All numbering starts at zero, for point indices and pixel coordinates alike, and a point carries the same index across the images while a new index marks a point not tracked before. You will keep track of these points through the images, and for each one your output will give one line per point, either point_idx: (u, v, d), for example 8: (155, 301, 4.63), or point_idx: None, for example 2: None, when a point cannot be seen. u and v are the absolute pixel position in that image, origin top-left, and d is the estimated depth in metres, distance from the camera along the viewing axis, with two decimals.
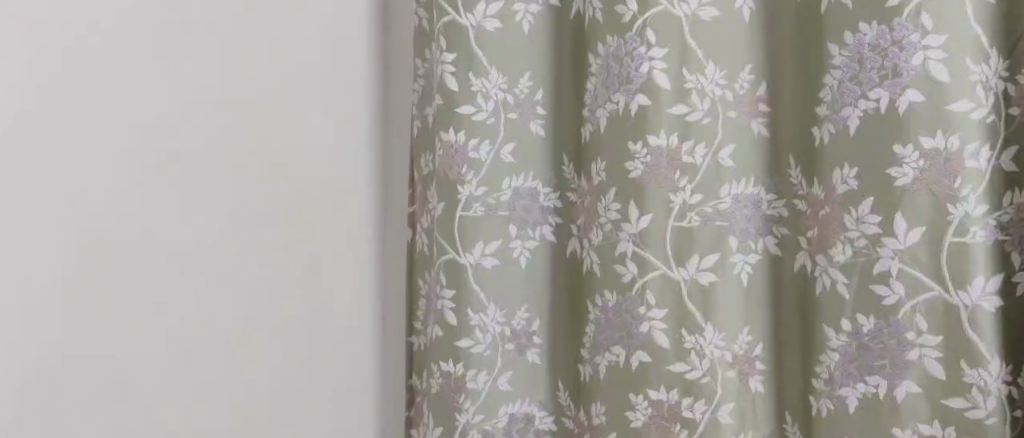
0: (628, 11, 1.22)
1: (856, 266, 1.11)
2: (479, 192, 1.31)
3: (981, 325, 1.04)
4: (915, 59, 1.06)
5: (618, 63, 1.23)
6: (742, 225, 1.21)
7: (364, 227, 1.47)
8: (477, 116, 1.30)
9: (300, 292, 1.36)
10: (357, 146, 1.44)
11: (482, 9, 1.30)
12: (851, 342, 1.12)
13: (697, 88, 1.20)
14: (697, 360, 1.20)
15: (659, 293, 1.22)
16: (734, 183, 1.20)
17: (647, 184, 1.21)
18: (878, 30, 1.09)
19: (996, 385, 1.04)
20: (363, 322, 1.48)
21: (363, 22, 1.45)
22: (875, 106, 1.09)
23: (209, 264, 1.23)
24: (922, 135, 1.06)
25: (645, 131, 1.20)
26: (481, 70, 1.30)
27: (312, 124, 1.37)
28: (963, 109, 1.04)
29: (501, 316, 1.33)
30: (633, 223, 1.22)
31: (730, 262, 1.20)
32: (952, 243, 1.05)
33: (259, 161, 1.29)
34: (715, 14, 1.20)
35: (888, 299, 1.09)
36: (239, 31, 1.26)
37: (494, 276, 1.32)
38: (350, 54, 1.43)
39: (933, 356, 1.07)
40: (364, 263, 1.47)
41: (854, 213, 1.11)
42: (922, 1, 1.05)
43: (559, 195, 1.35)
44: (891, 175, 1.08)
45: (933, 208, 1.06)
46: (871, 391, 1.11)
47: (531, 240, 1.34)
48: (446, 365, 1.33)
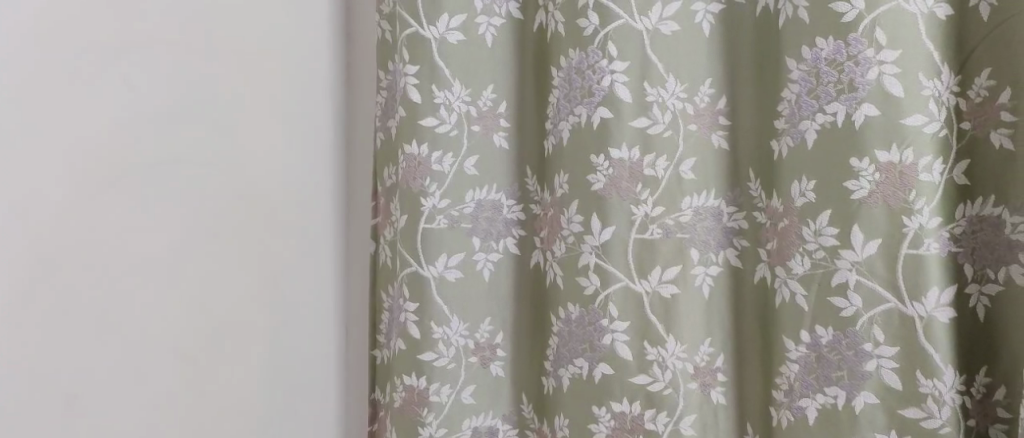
0: (589, 24, 1.22)
1: (814, 278, 1.12)
2: (441, 205, 1.31)
3: (935, 336, 1.06)
4: (870, 74, 1.07)
5: (580, 76, 1.23)
6: (702, 237, 1.21)
7: (325, 240, 1.47)
8: (439, 129, 1.30)
9: (261, 306, 1.35)
10: (318, 160, 1.44)
11: (445, 21, 1.29)
12: (810, 353, 1.13)
13: (659, 101, 1.21)
14: (658, 372, 1.21)
15: (620, 305, 1.22)
16: (693, 195, 1.21)
17: (609, 196, 1.22)
18: (834, 44, 1.09)
19: (950, 395, 1.06)
20: (323, 335, 1.48)
21: (324, 34, 1.44)
22: (831, 120, 1.10)
23: (168, 278, 1.21)
24: (877, 149, 1.07)
25: (608, 144, 1.21)
26: (443, 82, 1.30)
27: (273, 137, 1.35)
28: (917, 124, 1.06)
29: (464, 329, 1.33)
30: (595, 236, 1.23)
31: (691, 274, 1.21)
32: (907, 255, 1.07)
33: (220, 174, 1.27)
34: (675, 28, 1.20)
35: (846, 311, 1.10)
36: (200, 41, 1.24)
37: (457, 289, 1.32)
38: (309, 67, 1.42)
39: (889, 367, 1.08)
40: (324, 277, 1.47)
41: (812, 226, 1.12)
42: (876, 18, 1.07)
43: (521, 208, 1.35)
44: (848, 188, 1.09)
45: (888, 220, 1.07)
46: (830, 402, 1.12)
47: (493, 253, 1.34)
48: (409, 379, 1.32)
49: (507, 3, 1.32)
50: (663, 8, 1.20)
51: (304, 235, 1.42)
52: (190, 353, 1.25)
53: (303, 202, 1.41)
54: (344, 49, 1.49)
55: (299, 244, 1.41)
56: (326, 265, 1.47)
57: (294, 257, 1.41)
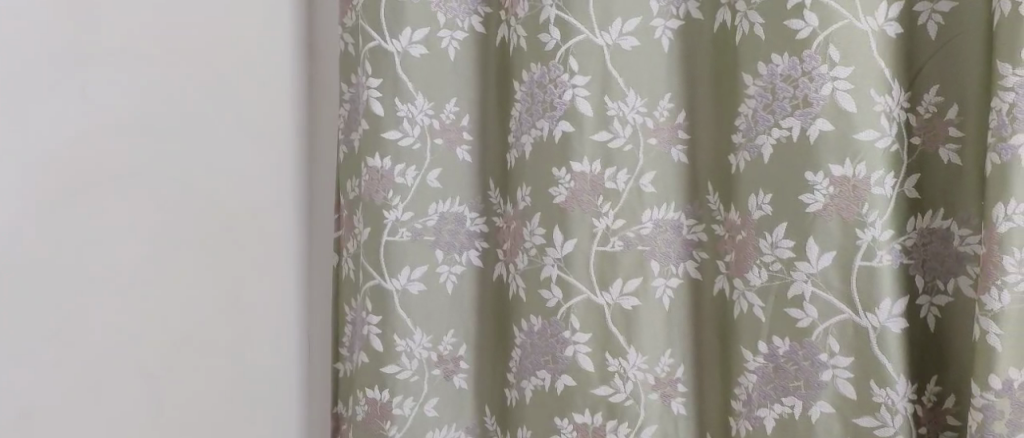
0: (550, 40, 1.23)
1: (771, 290, 1.14)
2: (404, 217, 1.31)
3: (887, 347, 1.09)
4: (824, 90, 1.09)
5: (542, 90, 1.24)
6: (662, 249, 1.23)
7: (286, 253, 1.46)
8: (402, 142, 1.30)
9: (223, 320, 1.34)
10: (280, 172, 1.43)
11: (408, 35, 1.30)
12: (767, 364, 1.15)
13: (619, 115, 1.22)
14: (620, 383, 1.22)
15: (582, 318, 1.23)
16: (655, 208, 1.23)
17: (570, 209, 1.23)
18: (789, 61, 1.12)
19: (902, 404, 1.09)
20: (285, 349, 1.47)
21: (287, 46, 1.44)
22: (787, 134, 1.12)
23: (128, 292, 1.21)
24: (831, 163, 1.09)
25: (569, 157, 1.22)
26: (407, 96, 1.30)
27: (237, 150, 1.35)
28: (869, 138, 1.08)
29: (427, 341, 1.33)
30: (556, 248, 1.23)
31: (650, 286, 1.23)
32: (860, 267, 1.09)
33: (180, 188, 1.27)
34: (635, 43, 1.22)
35: (802, 322, 1.12)
36: (161, 54, 1.23)
37: (419, 302, 1.32)
38: (271, 79, 1.41)
39: (844, 377, 1.11)
40: (286, 290, 1.46)
41: (769, 238, 1.14)
42: (829, 35, 1.09)
43: (484, 220, 1.35)
44: (803, 201, 1.11)
45: (842, 233, 1.10)
46: (787, 411, 1.14)
47: (456, 265, 1.34)
48: (372, 392, 1.33)
49: (470, 17, 1.33)
50: (623, 23, 1.22)
51: (267, 248, 1.41)
52: (150, 368, 1.24)
53: (265, 216, 1.41)
54: (307, 62, 1.48)
55: (262, 257, 1.41)
56: (288, 278, 1.47)
57: (256, 270, 1.40)
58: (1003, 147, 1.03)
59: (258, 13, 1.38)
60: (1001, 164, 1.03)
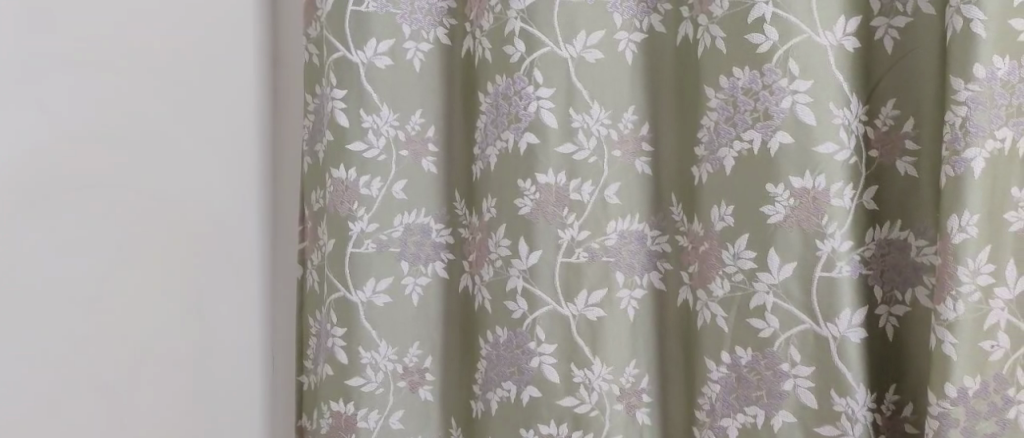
0: (515, 52, 1.23)
1: (733, 300, 1.16)
2: (370, 228, 1.31)
3: (847, 356, 1.10)
4: (784, 103, 1.11)
5: (506, 102, 1.25)
6: (627, 261, 1.24)
7: (250, 265, 1.45)
8: (367, 154, 1.30)
9: (186, 333, 1.33)
10: (242, 183, 1.42)
11: (373, 46, 1.29)
12: (729, 373, 1.17)
13: (584, 127, 1.22)
14: (585, 394, 1.23)
15: (548, 329, 1.23)
16: (619, 219, 1.24)
17: (535, 220, 1.23)
18: (750, 74, 1.13)
19: (863, 413, 1.10)
20: (249, 362, 1.46)
21: (251, 57, 1.43)
22: (748, 147, 1.13)
23: (86, 306, 1.19)
24: (791, 175, 1.11)
25: (534, 169, 1.22)
26: (372, 107, 1.30)
27: (200, 162, 1.34)
28: (828, 151, 1.10)
29: (392, 354, 1.33)
30: (522, 259, 1.24)
31: (616, 297, 1.23)
32: (821, 278, 1.10)
33: (141, 200, 1.25)
34: (600, 56, 1.22)
35: (764, 332, 1.13)
36: (122, 65, 1.22)
37: (385, 314, 1.32)
38: (235, 90, 1.40)
39: (805, 387, 1.12)
40: (249, 302, 1.45)
41: (731, 249, 1.15)
42: (789, 49, 1.10)
43: (450, 231, 1.35)
44: (764, 213, 1.12)
45: (802, 243, 1.11)
46: (749, 421, 1.15)
47: (422, 277, 1.34)
48: (336, 405, 1.32)
49: (435, 29, 1.33)
50: (588, 36, 1.22)
51: (230, 260, 1.40)
52: (110, 383, 1.22)
53: (229, 228, 1.40)
54: (271, 73, 1.47)
55: (226, 269, 1.40)
56: (251, 291, 1.45)
57: (218, 283, 1.38)
58: (956, 161, 1.05)
59: (222, 24, 1.37)
60: (954, 177, 1.05)
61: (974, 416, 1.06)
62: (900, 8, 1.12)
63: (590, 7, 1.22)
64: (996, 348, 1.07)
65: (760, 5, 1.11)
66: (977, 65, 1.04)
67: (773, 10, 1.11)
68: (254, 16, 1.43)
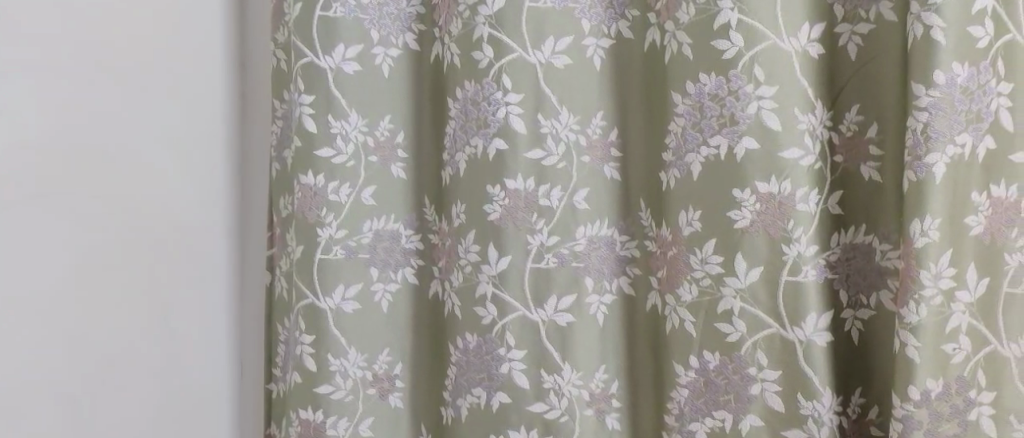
0: (483, 57, 1.23)
1: (701, 305, 1.16)
2: (338, 235, 1.30)
3: (814, 360, 1.11)
4: (750, 108, 1.11)
5: (475, 107, 1.25)
6: (596, 267, 1.24)
7: (219, 273, 1.43)
8: (336, 160, 1.29)
9: (151, 341, 1.31)
10: (211, 188, 1.40)
11: (340, 51, 1.28)
12: (698, 378, 1.17)
13: (552, 132, 1.22)
14: (555, 400, 1.23)
15: (517, 335, 1.23)
16: (588, 224, 1.24)
17: (504, 225, 1.23)
18: (715, 80, 1.14)
19: (829, 416, 1.11)
20: (218, 371, 1.44)
21: (219, 62, 1.41)
22: (715, 152, 1.14)
23: (48, 315, 1.17)
24: (757, 180, 1.11)
25: (503, 175, 1.22)
26: (340, 112, 1.29)
27: (166, 168, 1.32)
28: (793, 157, 1.11)
29: (361, 360, 1.32)
30: (491, 265, 1.23)
31: (585, 303, 1.23)
32: (786, 282, 1.11)
33: (104, 207, 1.24)
34: (568, 62, 1.22)
35: (731, 336, 1.14)
36: (83, 71, 1.20)
37: (354, 321, 1.31)
38: (203, 95, 1.38)
39: (773, 390, 1.13)
40: (217, 310, 1.43)
41: (698, 254, 1.16)
42: (754, 55, 1.11)
43: (419, 237, 1.34)
44: (730, 217, 1.13)
45: (768, 248, 1.12)
46: (718, 425, 1.16)
47: (391, 283, 1.33)
48: (305, 412, 1.31)
49: (404, 34, 1.32)
50: (555, 41, 1.22)
51: (197, 267, 1.39)
52: (72, 393, 1.20)
53: (196, 234, 1.38)
54: (238, 77, 1.46)
55: (193, 276, 1.38)
56: (220, 298, 1.44)
57: (185, 290, 1.37)
58: (917, 165, 1.06)
59: (188, 28, 1.35)
60: (917, 181, 1.06)
61: (937, 417, 1.08)
62: (864, 14, 1.13)
63: (557, 12, 1.22)
64: (959, 350, 1.08)
65: (725, 11, 1.12)
66: (936, 70, 1.05)
67: (738, 16, 1.11)
68: (222, 20, 1.41)
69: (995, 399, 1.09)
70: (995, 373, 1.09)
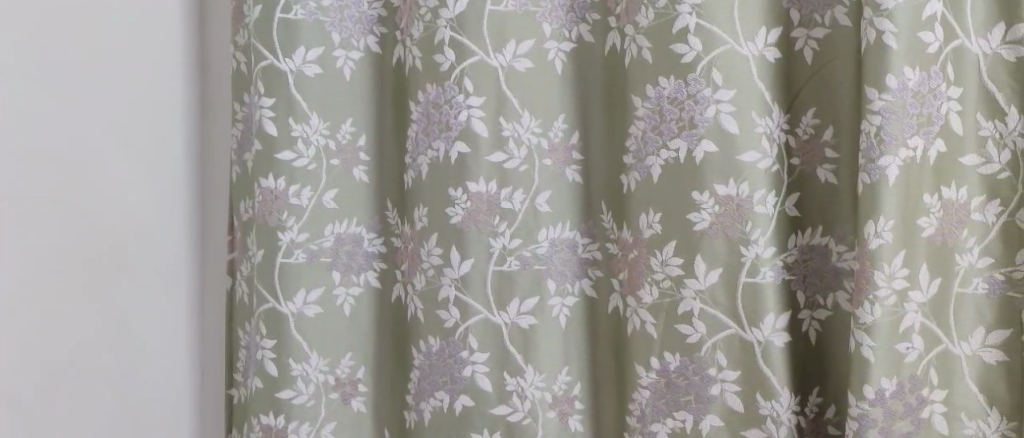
0: (445, 60, 1.23)
1: (661, 307, 1.17)
2: (299, 239, 1.29)
3: (772, 360, 1.13)
4: (708, 112, 1.13)
5: (437, 110, 1.25)
6: (559, 268, 1.24)
7: (177, 278, 1.41)
8: (296, 163, 1.28)
9: (106, 348, 1.29)
10: (170, 191, 1.39)
11: (301, 54, 1.28)
12: (659, 379, 1.18)
13: (514, 135, 1.22)
14: (518, 403, 1.23)
15: (480, 338, 1.24)
16: (550, 227, 1.24)
17: (466, 228, 1.23)
18: (675, 84, 1.15)
19: (787, 415, 1.13)
20: (177, 378, 1.42)
21: (179, 64, 1.40)
22: (674, 156, 1.15)
23: (7, 321, 1.15)
24: (715, 183, 1.13)
25: (464, 178, 1.23)
26: (301, 115, 1.28)
27: (121, 173, 1.30)
28: (751, 160, 1.12)
29: (323, 365, 1.31)
30: (453, 268, 1.24)
31: (547, 306, 1.24)
32: (745, 284, 1.13)
33: (59, 212, 1.22)
34: (529, 65, 1.23)
35: (691, 337, 1.15)
36: (36, 74, 1.19)
37: (315, 325, 1.30)
38: (161, 98, 1.37)
39: (732, 391, 1.14)
40: (176, 316, 1.41)
41: (659, 256, 1.17)
42: (712, 60, 1.12)
43: (382, 241, 1.34)
44: (690, 219, 1.14)
45: (727, 250, 1.13)
46: (679, 425, 1.17)
47: (354, 287, 1.33)
48: (266, 418, 1.30)
49: (365, 37, 1.32)
50: (517, 45, 1.22)
51: (155, 272, 1.37)
52: (27, 401, 1.18)
53: (154, 239, 1.36)
54: (199, 80, 1.44)
55: (152, 282, 1.36)
56: (179, 304, 1.41)
57: (143, 296, 1.35)
58: (870, 168, 1.08)
59: (146, 31, 1.34)
60: (870, 183, 1.08)
61: (890, 415, 1.09)
62: (819, 19, 1.15)
63: (519, 16, 1.22)
64: (911, 350, 1.09)
65: (684, 15, 1.13)
66: (888, 75, 1.07)
67: (696, 21, 1.13)
68: (182, 23, 1.40)
69: (947, 397, 1.11)
70: (947, 372, 1.11)
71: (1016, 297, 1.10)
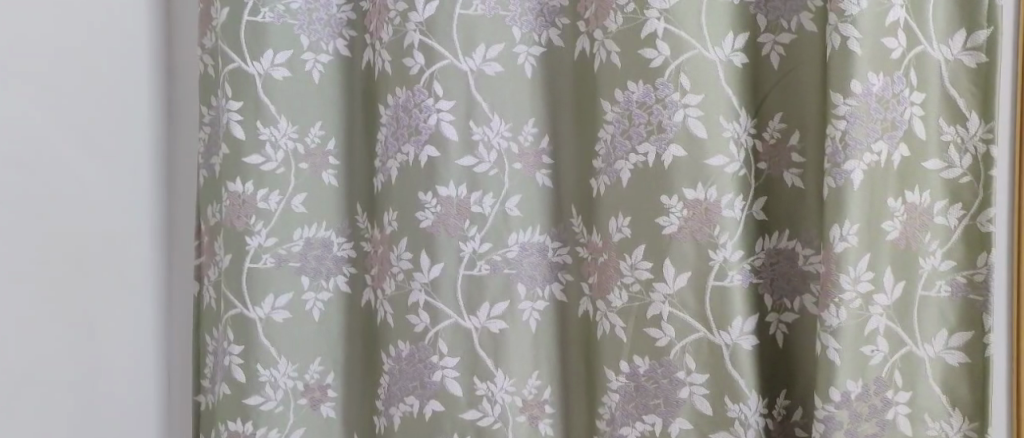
0: (415, 64, 1.22)
1: (631, 310, 1.17)
2: (268, 243, 1.28)
3: (740, 363, 1.14)
4: (677, 117, 1.13)
5: (406, 114, 1.24)
6: (529, 272, 1.24)
7: (143, 282, 1.39)
8: (265, 167, 1.27)
9: (71, 354, 1.27)
10: (135, 195, 1.37)
11: (269, 57, 1.27)
12: (628, 382, 1.18)
13: (484, 139, 1.22)
14: (488, 407, 1.23)
15: (450, 342, 1.23)
16: (520, 231, 1.24)
17: (436, 233, 1.23)
18: (644, 88, 1.15)
19: (754, 418, 1.14)
20: (142, 385, 1.39)
21: (146, 67, 1.38)
22: (643, 160, 1.15)
23: None
24: (684, 187, 1.13)
25: (434, 182, 1.22)
26: (269, 119, 1.27)
27: (84, 176, 1.28)
28: (719, 164, 1.13)
29: (292, 370, 1.30)
30: (423, 272, 1.23)
31: (517, 310, 1.24)
32: (713, 287, 1.13)
33: (24, 216, 1.20)
34: (499, 69, 1.23)
35: (660, 341, 1.16)
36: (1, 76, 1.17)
37: (284, 330, 1.29)
38: (126, 100, 1.35)
39: (701, 394, 1.15)
40: (141, 322, 1.39)
41: (628, 260, 1.17)
42: (680, 64, 1.13)
43: (352, 245, 1.33)
44: (659, 224, 1.14)
45: (696, 253, 1.14)
46: (648, 428, 1.18)
47: (323, 292, 1.32)
48: (234, 424, 1.29)
49: (334, 40, 1.31)
50: (486, 49, 1.22)
51: (120, 277, 1.35)
52: None
53: (118, 243, 1.34)
54: (166, 82, 1.42)
55: (117, 287, 1.34)
56: (145, 309, 1.39)
57: (109, 301, 1.33)
58: (836, 173, 1.10)
59: (111, 33, 1.32)
60: (835, 188, 1.10)
61: (856, 417, 1.11)
62: (785, 25, 1.16)
63: (488, 20, 1.22)
64: (876, 352, 1.11)
65: (652, 20, 1.14)
66: (853, 81, 1.09)
67: (664, 26, 1.13)
68: (148, 26, 1.38)
69: (911, 398, 1.12)
70: (912, 374, 1.12)
71: (978, 300, 1.11)
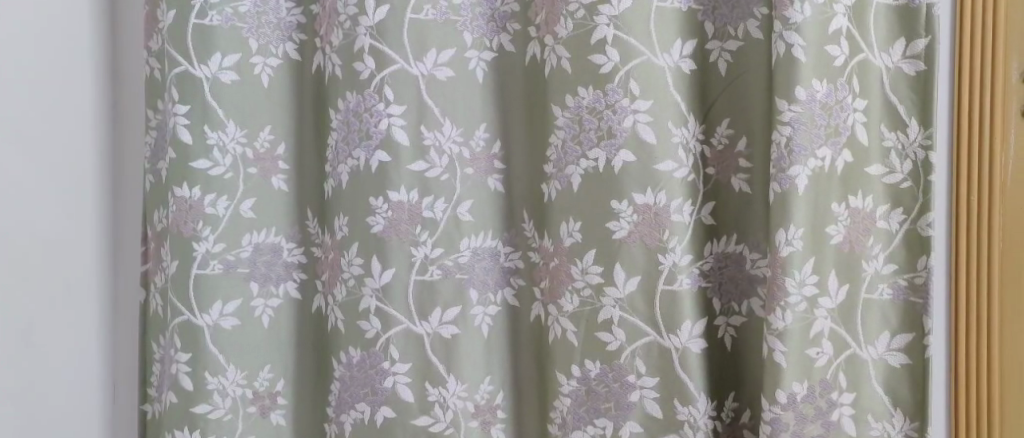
0: (365, 68, 1.22)
1: (583, 315, 1.17)
2: (216, 249, 1.26)
3: (689, 365, 1.15)
4: (626, 122, 1.14)
5: (357, 119, 1.23)
6: (481, 277, 1.24)
7: (86, 287, 1.36)
8: (212, 171, 1.25)
9: (10, 362, 1.24)
10: (77, 199, 1.34)
11: (217, 61, 1.25)
12: (580, 386, 1.18)
13: (435, 145, 1.22)
14: (440, 413, 1.23)
15: (401, 348, 1.23)
16: (471, 236, 1.24)
17: (388, 238, 1.22)
18: (593, 94, 1.16)
19: (704, 420, 1.15)
20: (85, 393, 1.36)
21: (88, 68, 1.35)
22: (594, 165, 1.16)
23: None
24: (634, 192, 1.14)
25: (385, 186, 1.21)
26: (216, 123, 1.25)
27: (25, 180, 1.26)
28: (668, 169, 1.14)
29: (241, 378, 1.28)
30: (374, 278, 1.22)
31: (470, 314, 1.23)
32: (663, 291, 1.15)
33: None
34: (450, 74, 1.22)
35: (611, 345, 1.16)
36: None
37: (233, 337, 1.27)
38: (69, 104, 1.32)
39: (652, 397, 1.16)
40: (83, 328, 1.36)
41: (579, 264, 1.17)
42: (630, 70, 1.14)
43: (302, 250, 1.32)
44: (610, 228, 1.15)
45: (646, 258, 1.15)
46: (600, 432, 1.18)
47: (273, 298, 1.30)
48: (181, 433, 1.26)
49: (284, 43, 1.29)
50: (438, 54, 1.22)
51: (62, 283, 1.32)
52: None
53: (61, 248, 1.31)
54: (111, 85, 1.39)
55: (60, 293, 1.31)
56: (88, 315, 1.36)
57: (50, 307, 1.30)
58: (782, 177, 1.11)
59: (52, 34, 1.29)
60: (781, 192, 1.11)
61: (802, 418, 1.13)
62: (732, 32, 1.19)
63: (439, 25, 1.22)
64: (822, 355, 1.13)
65: (602, 27, 1.14)
66: (798, 87, 1.11)
67: (614, 32, 1.14)
68: (90, 25, 1.35)
69: (855, 399, 1.14)
70: (856, 376, 1.14)
71: (918, 302, 1.14)
